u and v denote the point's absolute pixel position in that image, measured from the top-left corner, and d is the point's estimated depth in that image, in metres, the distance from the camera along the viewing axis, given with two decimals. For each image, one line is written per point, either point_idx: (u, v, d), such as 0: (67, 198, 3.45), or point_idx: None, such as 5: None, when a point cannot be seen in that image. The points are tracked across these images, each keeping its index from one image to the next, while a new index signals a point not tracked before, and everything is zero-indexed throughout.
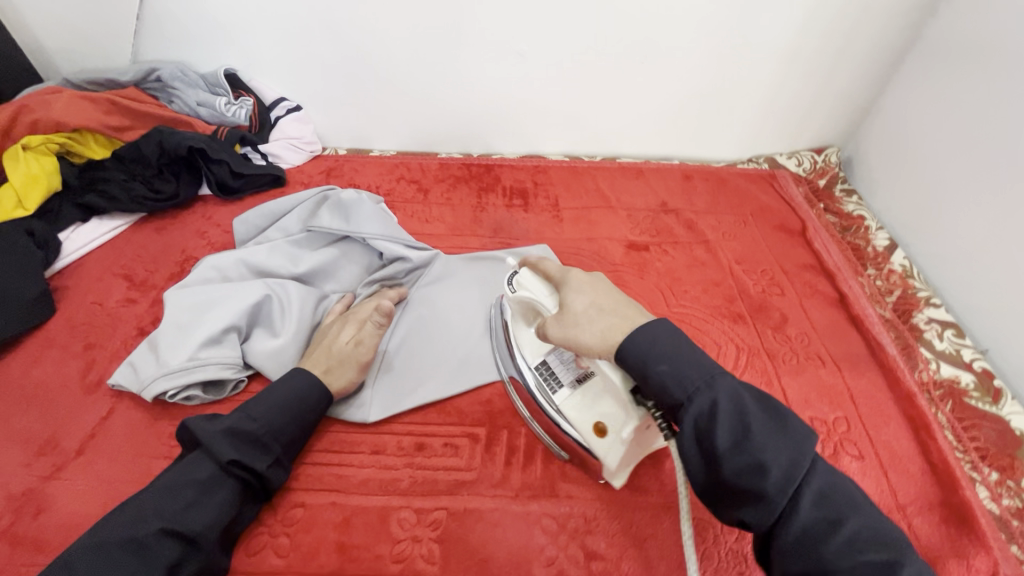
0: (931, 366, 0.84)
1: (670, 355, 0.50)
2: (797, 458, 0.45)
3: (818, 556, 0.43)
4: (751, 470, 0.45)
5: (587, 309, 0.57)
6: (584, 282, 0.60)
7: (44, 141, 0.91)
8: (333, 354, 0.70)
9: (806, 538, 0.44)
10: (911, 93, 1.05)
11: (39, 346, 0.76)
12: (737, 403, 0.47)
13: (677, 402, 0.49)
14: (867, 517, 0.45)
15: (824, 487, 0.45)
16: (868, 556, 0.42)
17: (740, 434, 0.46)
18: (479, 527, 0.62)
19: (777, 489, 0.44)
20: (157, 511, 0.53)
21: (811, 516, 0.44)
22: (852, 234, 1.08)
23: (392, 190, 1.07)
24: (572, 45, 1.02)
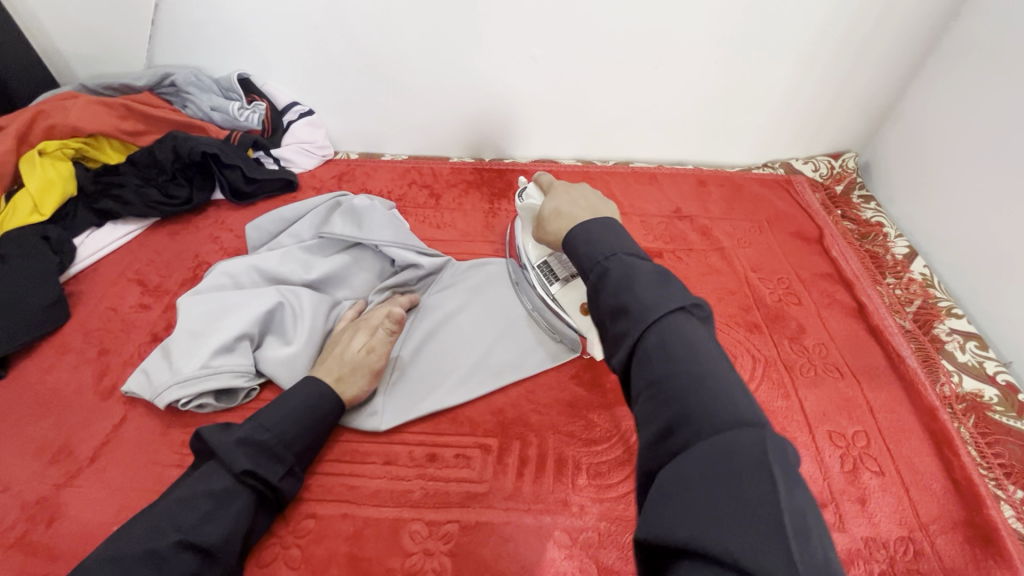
0: (953, 379, 0.82)
1: (586, 230, 0.52)
2: (663, 297, 0.43)
3: (651, 380, 0.40)
4: (618, 308, 0.44)
5: (552, 210, 0.64)
6: (559, 193, 0.66)
7: (59, 146, 0.91)
8: (345, 362, 0.69)
9: (645, 359, 0.41)
10: (932, 98, 1.03)
11: (54, 352, 0.77)
12: (629, 267, 0.46)
13: (586, 270, 0.50)
14: (721, 368, 0.40)
15: (685, 328, 0.41)
16: (695, 380, 0.39)
17: (625, 281, 0.45)
18: (491, 540, 0.61)
19: (633, 321, 0.42)
20: (173, 523, 0.53)
21: (654, 341, 0.41)
22: (870, 241, 1.06)
23: (404, 195, 1.06)
24: (585, 49, 1.01)
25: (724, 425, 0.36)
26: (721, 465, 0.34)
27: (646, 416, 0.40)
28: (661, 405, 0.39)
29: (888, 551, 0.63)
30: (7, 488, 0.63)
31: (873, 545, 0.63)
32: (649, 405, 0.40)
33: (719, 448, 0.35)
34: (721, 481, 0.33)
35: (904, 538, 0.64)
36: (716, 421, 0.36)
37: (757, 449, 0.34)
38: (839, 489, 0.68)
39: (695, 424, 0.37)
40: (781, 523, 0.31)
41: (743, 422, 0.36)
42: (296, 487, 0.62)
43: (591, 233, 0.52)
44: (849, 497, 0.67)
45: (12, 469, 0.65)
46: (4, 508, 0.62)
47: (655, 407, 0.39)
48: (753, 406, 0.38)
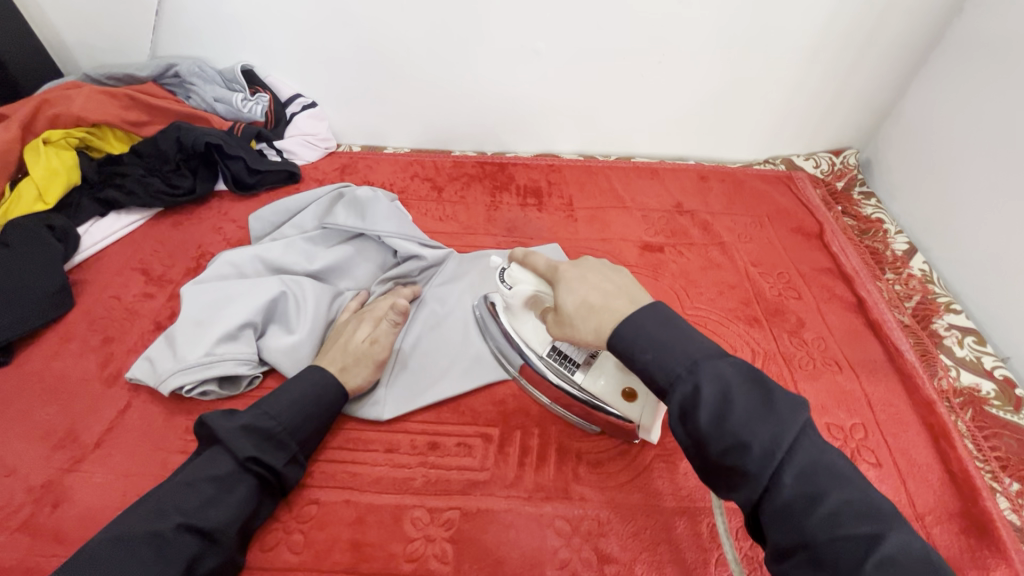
0: (951, 373, 0.82)
1: (648, 332, 0.49)
2: (787, 432, 0.41)
3: (805, 538, 0.40)
4: (734, 449, 0.42)
5: (578, 306, 0.55)
6: (575, 278, 0.57)
7: (64, 135, 0.92)
8: (348, 352, 0.70)
9: (789, 513, 0.40)
10: (934, 95, 1.03)
11: (59, 339, 0.77)
12: (721, 386, 0.44)
13: (663, 388, 0.47)
14: (869, 505, 0.40)
15: (822, 456, 0.42)
16: (860, 537, 0.38)
17: (724, 411, 0.43)
18: (492, 527, 0.62)
19: (761, 468, 0.41)
20: (176, 506, 0.53)
21: (795, 489, 0.40)
22: (870, 237, 1.06)
23: (406, 188, 1.07)
24: (588, 43, 1.01)
25: None
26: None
27: None
28: (826, 574, 0.39)
29: None
30: (12, 472, 0.64)
31: None
32: (805, 564, 0.40)
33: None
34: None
35: None
36: None
37: None
38: None
39: None
40: None
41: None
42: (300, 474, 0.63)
43: (646, 330, 0.49)
44: None
45: (17, 453, 0.65)
46: (10, 491, 0.62)
47: (816, 570, 0.39)
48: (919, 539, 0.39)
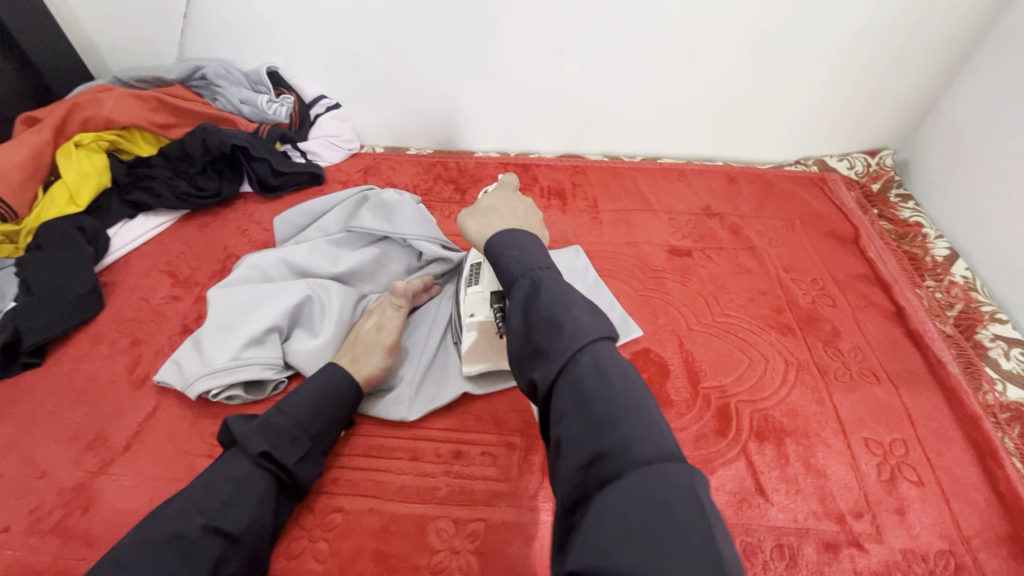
0: (997, 387, 0.79)
1: (519, 240, 0.50)
2: (596, 325, 0.41)
3: (586, 405, 0.38)
4: (551, 326, 0.41)
5: (487, 206, 0.60)
6: (502, 196, 0.62)
7: (94, 139, 0.93)
8: (355, 341, 0.70)
9: (578, 383, 0.39)
10: (975, 93, 0.99)
11: (89, 341, 0.78)
12: (558, 287, 0.45)
13: (512, 278, 0.47)
14: (646, 398, 0.39)
15: (616, 357, 0.41)
16: (627, 412, 0.37)
17: (558, 300, 0.43)
18: (517, 540, 0.61)
19: (565, 341, 0.40)
20: (198, 507, 0.53)
21: (590, 366, 0.39)
22: (908, 242, 1.02)
23: (429, 190, 1.06)
24: (615, 42, 0.99)
25: (659, 459, 0.34)
26: (657, 501, 0.32)
27: (573, 443, 0.37)
28: (587, 431, 0.37)
29: (927, 565, 0.61)
30: (44, 474, 0.64)
31: (912, 558, 0.61)
32: (571, 430, 0.38)
33: (650, 481, 0.33)
34: (657, 516, 0.32)
35: (944, 552, 0.62)
36: (647, 456, 0.34)
37: (687, 488, 0.33)
38: (876, 498, 0.65)
39: (623, 456, 0.35)
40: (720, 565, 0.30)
41: (672, 457, 0.35)
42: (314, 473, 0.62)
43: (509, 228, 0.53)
44: (886, 507, 0.65)
45: (49, 455, 0.66)
46: (42, 493, 0.63)
47: (587, 432, 0.37)
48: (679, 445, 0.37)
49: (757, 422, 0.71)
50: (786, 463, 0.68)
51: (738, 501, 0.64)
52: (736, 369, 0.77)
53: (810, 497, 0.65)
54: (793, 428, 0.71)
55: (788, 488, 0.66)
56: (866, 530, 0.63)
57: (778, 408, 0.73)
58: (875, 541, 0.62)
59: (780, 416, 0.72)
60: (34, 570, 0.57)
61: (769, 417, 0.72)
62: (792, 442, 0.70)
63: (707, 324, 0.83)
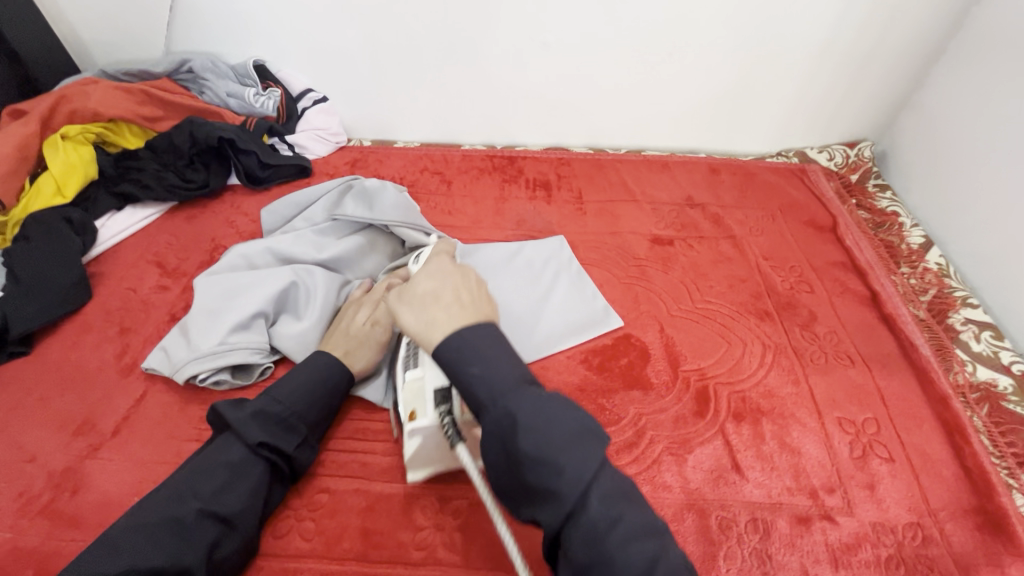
0: (967, 368, 0.81)
1: (481, 348, 0.48)
2: (590, 460, 0.43)
3: (602, 557, 0.41)
4: (550, 473, 0.42)
5: (426, 292, 0.52)
6: (440, 273, 0.54)
7: (81, 131, 0.93)
8: (348, 336, 0.71)
9: (591, 533, 0.41)
10: (949, 85, 1.02)
11: (77, 330, 0.79)
12: (540, 414, 0.44)
13: (483, 405, 0.46)
14: (650, 522, 0.43)
15: (617, 486, 0.44)
16: (645, 557, 0.41)
17: (546, 438, 0.43)
18: (500, 517, 0.62)
19: (568, 487, 0.42)
20: (194, 492, 0.54)
21: (598, 512, 0.42)
22: (885, 231, 1.04)
23: (416, 182, 1.07)
24: (597, 35, 1.00)
25: None
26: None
27: None
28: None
29: (896, 536, 0.63)
30: (33, 459, 0.65)
31: (881, 529, 0.63)
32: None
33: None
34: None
35: (913, 524, 0.64)
36: None
37: None
38: (848, 474, 0.68)
39: None
40: None
41: None
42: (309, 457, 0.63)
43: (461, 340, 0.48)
44: (858, 483, 0.67)
45: (37, 441, 0.67)
46: (31, 477, 0.64)
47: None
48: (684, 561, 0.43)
49: (735, 404, 0.73)
50: (762, 441, 0.70)
51: (715, 478, 0.66)
52: (714, 353, 0.79)
53: (784, 473, 0.67)
54: (769, 408, 0.73)
55: (763, 465, 0.68)
56: (837, 504, 0.65)
57: (755, 389, 0.75)
58: (847, 514, 0.64)
59: (757, 397, 0.74)
60: (24, 550, 0.58)
61: (747, 398, 0.74)
62: (768, 422, 0.72)
63: (687, 310, 0.85)
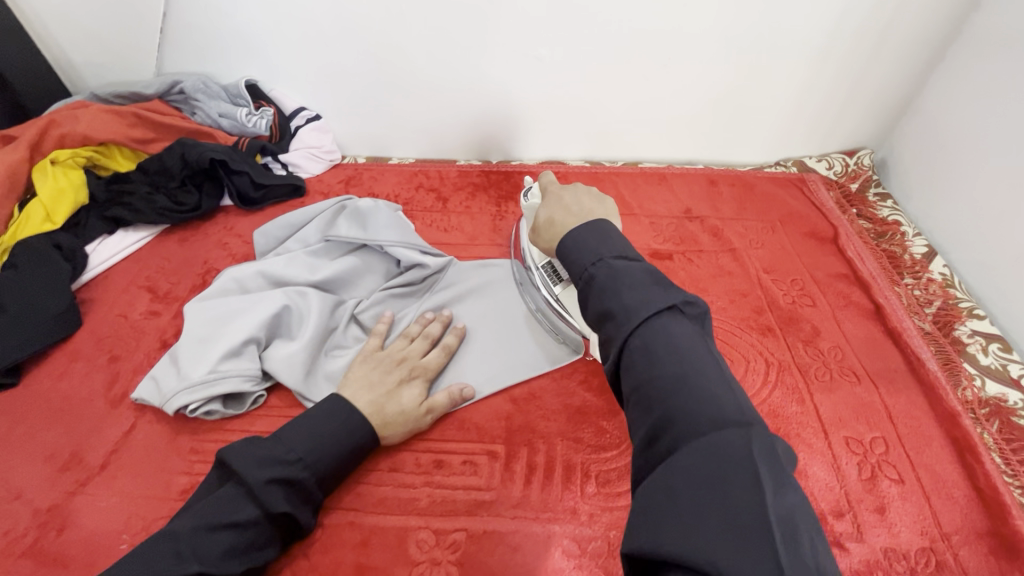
0: (976, 382, 0.79)
1: (577, 234, 0.52)
2: (647, 302, 0.44)
3: (639, 385, 0.41)
4: (605, 316, 0.45)
5: (544, 219, 0.63)
6: (555, 199, 0.65)
7: (71, 156, 0.93)
8: (403, 412, 0.66)
9: (633, 367, 0.43)
10: (949, 91, 1.01)
11: (66, 359, 0.77)
12: (617, 272, 0.47)
13: (575, 277, 0.51)
14: (707, 367, 0.41)
15: (671, 329, 0.43)
16: (680, 385, 0.40)
17: (612, 288, 0.46)
18: (499, 550, 0.60)
19: (618, 327, 0.44)
20: (196, 555, 0.51)
21: (639, 347, 0.43)
22: (887, 240, 1.03)
23: (411, 199, 1.06)
24: (592, 47, 0.99)
25: (712, 429, 0.37)
26: (704, 475, 0.35)
27: (635, 421, 0.41)
28: (646, 410, 0.40)
29: (908, 563, 0.61)
30: (18, 496, 0.64)
31: (893, 556, 0.61)
32: (635, 409, 0.42)
33: (701, 455, 0.36)
34: (708, 488, 0.34)
35: (925, 549, 0.62)
36: (704, 424, 0.37)
37: (740, 451, 0.35)
38: (857, 497, 0.66)
39: (676, 428, 0.38)
40: (765, 530, 0.32)
41: (726, 422, 0.37)
42: (315, 518, 0.61)
43: (578, 237, 0.52)
44: (868, 506, 0.65)
45: (23, 476, 0.65)
46: (17, 515, 0.62)
47: (643, 410, 0.41)
48: (742, 406, 0.39)
49: None
50: None
51: None
52: None
53: None
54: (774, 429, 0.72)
55: None
56: (847, 530, 0.63)
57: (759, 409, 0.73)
58: (857, 540, 0.62)
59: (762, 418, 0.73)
60: None
61: None
62: None
63: None
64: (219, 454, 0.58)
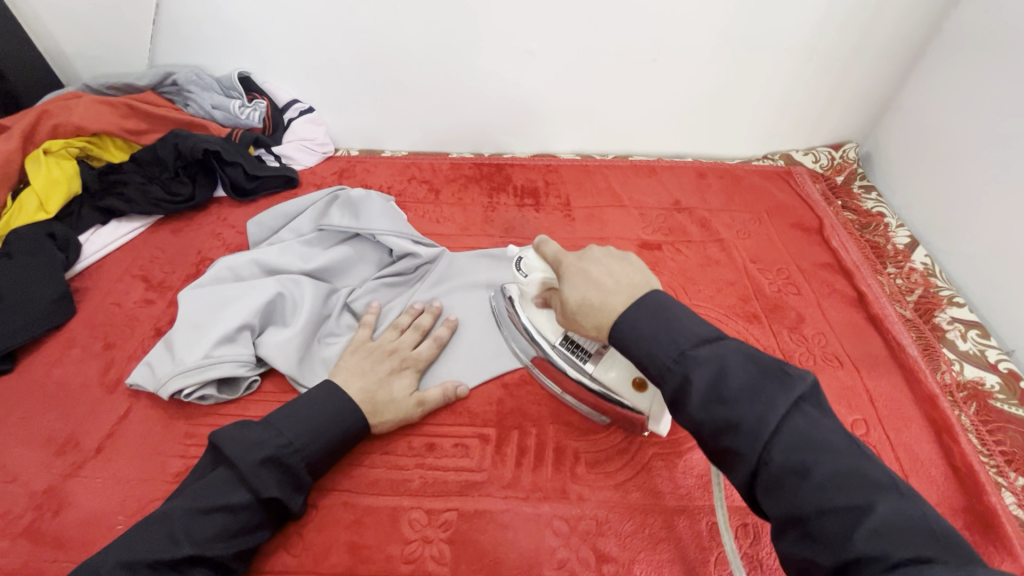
0: (954, 367, 0.81)
1: (638, 328, 0.50)
2: (775, 409, 0.43)
3: (797, 510, 0.40)
4: (726, 428, 0.44)
5: (579, 304, 0.56)
6: (580, 276, 0.58)
7: (64, 145, 0.93)
8: (393, 402, 0.67)
9: (782, 486, 0.41)
10: (931, 86, 1.03)
11: (61, 346, 0.78)
12: (719, 367, 0.46)
13: (655, 373, 0.49)
14: (871, 478, 0.39)
15: (812, 435, 0.42)
16: (853, 508, 0.38)
17: (718, 390, 0.45)
18: (490, 528, 0.62)
19: (749, 443, 0.43)
20: (189, 537, 0.52)
21: (783, 463, 0.41)
22: (871, 231, 1.05)
23: (404, 191, 1.07)
24: (581, 41, 1.01)
25: (909, 567, 0.35)
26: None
27: (810, 555, 0.39)
28: (822, 544, 0.39)
29: None
30: (14, 479, 0.64)
31: None
32: (801, 539, 0.40)
33: None
34: None
35: None
36: (896, 559, 0.36)
37: None
38: None
39: (865, 566, 0.36)
40: None
41: (920, 555, 0.35)
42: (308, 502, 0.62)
43: (640, 324, 0.50)
44: None
45: (19, 460, 0.66)
46: (13, 498, 0.63)
47: (816, 544, 0.39)
48: (930, 526, 0.37)
49: None
50: None
51: (705, 484, 0.66)
52: None
53: None
54: None
55: None
56: None
57: None
58: None
59: None
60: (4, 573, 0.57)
61: None
62: None
63: None
64: (211, 442, 0.59)
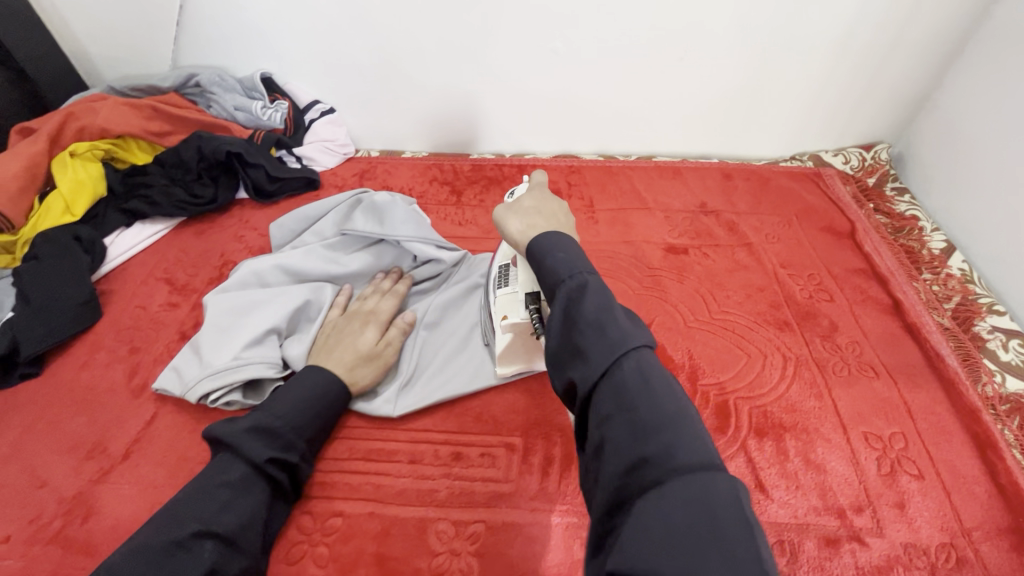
0: (996, 379, 0.79)
1: (564, 246, 0.51)
2: (642, 334, 0.43)
3: (625, 407, 0.39)
4: (595, 328, 0.43)
5: (528, 208, 0.61)
6: (540, 196, 0.63)
7: (90, 148, 0.94)
8: (358, 354, 0.69)
9: (619, 387, 0.40)
10: (970, 86, 0.99)
11: (87, 350, 0.78)
12: (605, 297, 0.45)
13: (558, 279, 0.48)
14: (688, 405, 0.40)
15: (659, 366, 0.42)
16: (671, 417, 0.38)
17: (604, 309, 0.44)
18: (518, 542, 0.61)
19: (608, 347, 0.42)
20: (190, 514, 0.52)
21: (632, 371, 0.41)
22: (905, 235, 1.02)
23: (425, 193, 1.06)
24: (606, 40, 0.99)
25: (701, 468, 0.35)
26: (695, 497, 0.34)
27: (613, 443, 0.39)
28: (632, 436, 0.38)
29: (928, 558, 0.61)
30: (44, 484, 0.65)
31: (913, 551, 0.61)
32: (609, 433, 0.39)
33: (692, 488, 0.34)
34: (696, 519, 0.33)
35: (946, 545, 0.62)
36: (689, 465, 0.36)
37: (733, 499, 0.34)
38: (876, 492, 0.66)
39: (653, 462, 0.36)
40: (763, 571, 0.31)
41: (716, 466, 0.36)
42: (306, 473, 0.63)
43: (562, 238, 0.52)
44: (887, 501, 0.65)
45: (48, 465, 0.66)
46: (43, 502, 0.63)
47: (627, 436, 0.38)
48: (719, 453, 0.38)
49: (756, 419, 0.71)
50: (786, 458, 0.68)
51: None
52: (733, 365, 0.77)
53: (811, 493, 0.65)
54: (792, 424, 0.71)
55: (788, 483, 0.66)
56: (867, 525, 0.63)
57: (776, 404, 0.73)
58: (877, 535, 0.62)
59: (779, 412, 0.72)
60: None
61: (768, 413, 0.72)
62: (791, 438, 0.70)
63: (705, 322, 0.83)
64: None
